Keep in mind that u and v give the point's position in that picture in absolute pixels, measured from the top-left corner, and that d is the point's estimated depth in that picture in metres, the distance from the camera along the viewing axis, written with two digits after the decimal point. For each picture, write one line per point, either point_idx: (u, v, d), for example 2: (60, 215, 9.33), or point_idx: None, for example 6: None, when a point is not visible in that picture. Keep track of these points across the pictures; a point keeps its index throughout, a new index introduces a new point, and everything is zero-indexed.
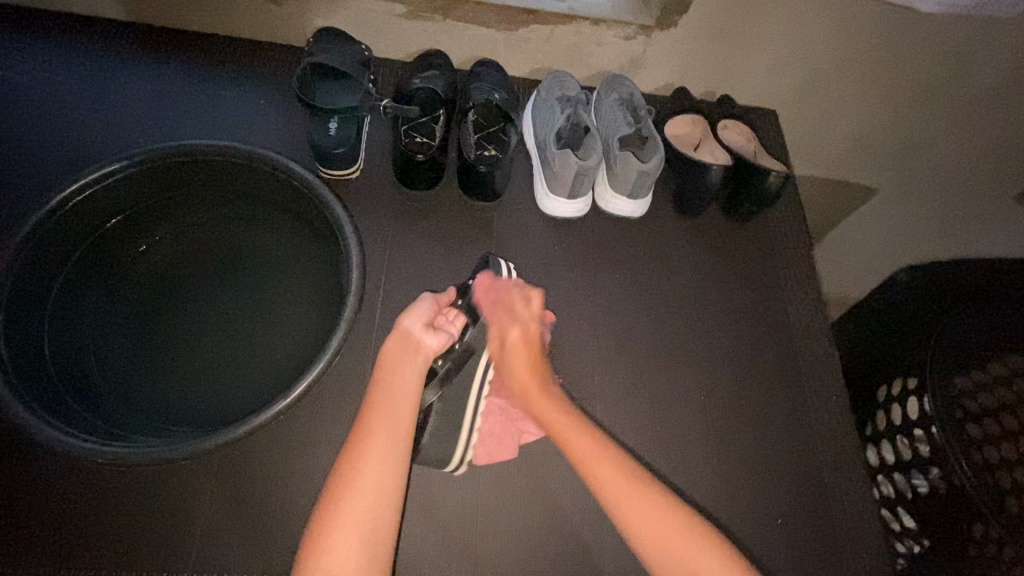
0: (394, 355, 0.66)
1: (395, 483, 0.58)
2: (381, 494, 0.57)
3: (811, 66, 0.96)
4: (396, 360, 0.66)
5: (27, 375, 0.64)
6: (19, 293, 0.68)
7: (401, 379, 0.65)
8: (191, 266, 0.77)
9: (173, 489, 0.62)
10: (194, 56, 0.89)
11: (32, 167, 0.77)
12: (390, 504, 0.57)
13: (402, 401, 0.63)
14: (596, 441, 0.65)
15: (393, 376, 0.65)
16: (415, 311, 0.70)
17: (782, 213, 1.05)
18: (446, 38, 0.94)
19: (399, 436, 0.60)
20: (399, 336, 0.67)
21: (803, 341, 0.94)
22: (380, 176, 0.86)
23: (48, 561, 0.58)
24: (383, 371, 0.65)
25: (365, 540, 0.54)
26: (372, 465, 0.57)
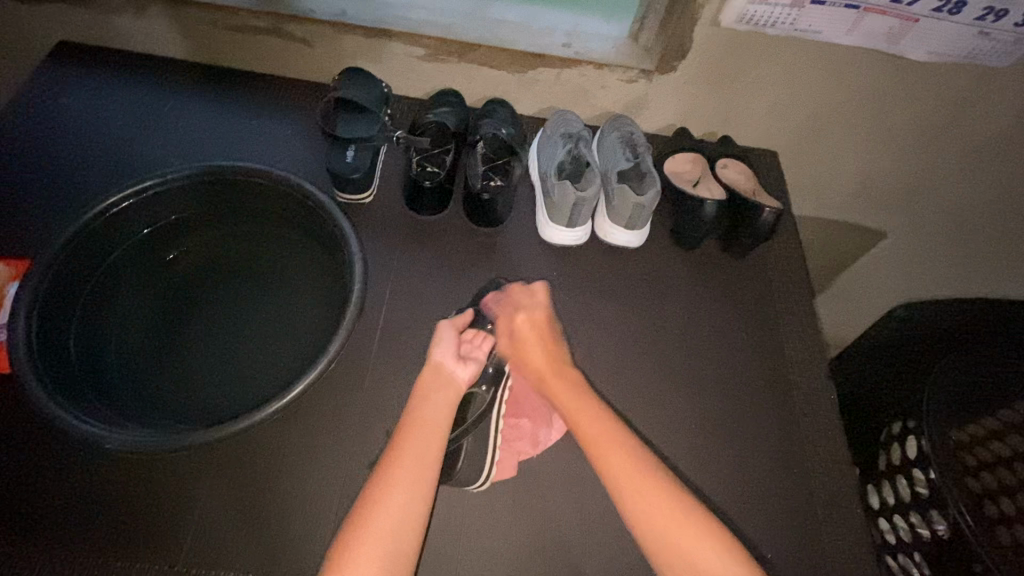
0: (428, 385, 0.74)
1: (415, 502, 0.63)
2: (401, 514, 0.62)
3: (807, 110, 1.05)
4: (430, 391, 0.73)
5: (53, 365, 0.71)
6: (55, 291, 0.75)
7: (430, 411, 0.71)
8: (211, 274, 0.85)
9: (169, 479, 0.68)
10: (231, 92, 1.01)
11: (88, 181, 0.89)
12: (410, 521, 0.62)
13: (426, 430, 0.69)
14: (590, 437, 0.72)
15: (428, 404, 0.72)
16: (444, 344, 0.78)
17: (787, 247, 1.01)
18: (462, 79, 1.05)
19: (426, 465, 0.66)
20: (434, 369, 0.76)
21: (804, 378, 0.90)
22: (396, 202, 0.96)
23: (53, 536, 0.64)
24: (421, 397, 0.72)
25: (387, 547, 0.60)
26: (399, 487, 0.63)
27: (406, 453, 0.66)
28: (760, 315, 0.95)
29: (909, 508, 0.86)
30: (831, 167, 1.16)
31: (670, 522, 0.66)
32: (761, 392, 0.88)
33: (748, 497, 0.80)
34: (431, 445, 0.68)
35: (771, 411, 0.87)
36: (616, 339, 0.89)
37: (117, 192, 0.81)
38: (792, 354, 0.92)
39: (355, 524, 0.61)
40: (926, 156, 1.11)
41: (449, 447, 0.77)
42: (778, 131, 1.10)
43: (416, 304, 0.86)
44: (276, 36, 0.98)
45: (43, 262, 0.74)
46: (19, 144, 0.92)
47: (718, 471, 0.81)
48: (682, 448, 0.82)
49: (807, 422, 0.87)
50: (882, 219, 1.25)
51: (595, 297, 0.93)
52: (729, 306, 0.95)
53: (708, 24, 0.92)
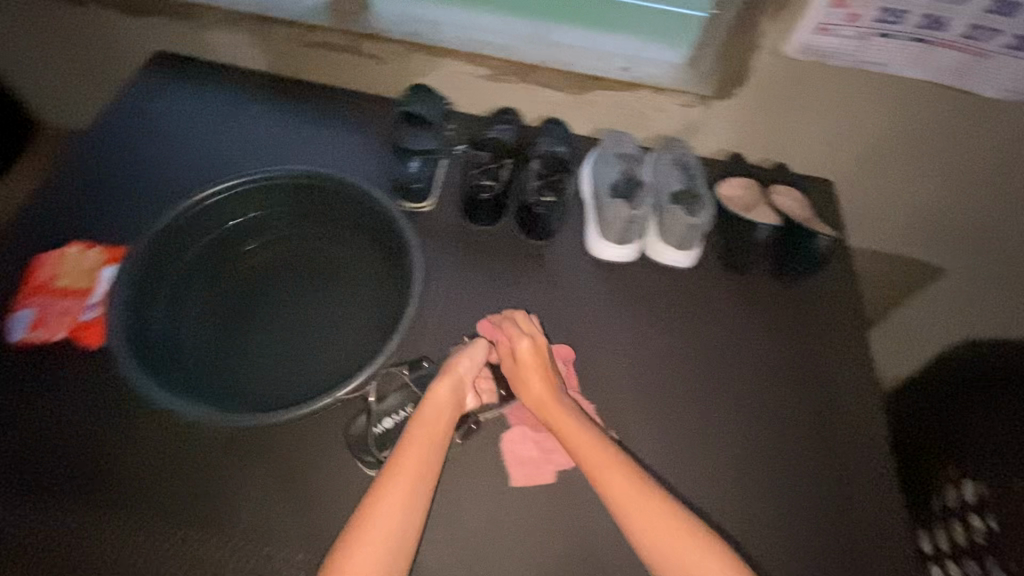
0: (433, 407, 0.75)
1: (411, 518, 0.67)
2: (396, 528, 0.66)
3: (865, 142, 1.05)
4: (432, 412, 0.74)
5: (137, 342, 0.78)
6: (145, 275, 0.83)
7: (429, 432, 0.73)
8: (279, 270, 0.90)
9: (234, 456, 0.73)
10: (306, 101, 1.08)
11: (177, 178, 0.98)
12: (406, 536, 0.66)
13: (418, 448, 0.71)
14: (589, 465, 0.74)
15: (428, 425, 0.74)
16: (454, 367, 0.79)
17: (841, 277, 1.00)
18: (521, 98, 1.10)
19: (418, 484, 0.69)
20: (441, 392, 0.76)
21: (853, 411, 0.88)
22: (451, 211, 1.00)
23: (130, 498, 0.70)
24: (423, 417, 0.74)
25: (383, 557, 0.64)
26: (395, 504, 0.66)
27: (395, 475, 0.69)
28: (808, 344, 0.93)
29: (963, 552, 0.82)
30: (886, 200, 1.14)
31: (668, 542, 0.68)
32: (806, 421, 0.87)
33: (785, 527, 0.79)
34: (423, 465, 0.70)
35: (814, 442, 0.85)
36: (659, 357, 0.90)
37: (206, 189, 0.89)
38: (841, 386, 0.90)
39: (354, 534, 0.65)
40: (989, 194, 1.08)
41: (490, 450, 0.79)
42: (833, 161, 1.09)
43: (466, 310, 0.89)
44: (352, 53, 1.06)
45: (138, 248, 0.82)
46: (118, 142, 1.01)
47: (757, 498, 0.80)
48: (720, 471, 0.81)
49: (852, 456, 0.85)
50: (938, 256, 1.21)
51: (639, 314, 0.94)
52: (775, 333, 0.94)
53: (767, 54, 0.94)
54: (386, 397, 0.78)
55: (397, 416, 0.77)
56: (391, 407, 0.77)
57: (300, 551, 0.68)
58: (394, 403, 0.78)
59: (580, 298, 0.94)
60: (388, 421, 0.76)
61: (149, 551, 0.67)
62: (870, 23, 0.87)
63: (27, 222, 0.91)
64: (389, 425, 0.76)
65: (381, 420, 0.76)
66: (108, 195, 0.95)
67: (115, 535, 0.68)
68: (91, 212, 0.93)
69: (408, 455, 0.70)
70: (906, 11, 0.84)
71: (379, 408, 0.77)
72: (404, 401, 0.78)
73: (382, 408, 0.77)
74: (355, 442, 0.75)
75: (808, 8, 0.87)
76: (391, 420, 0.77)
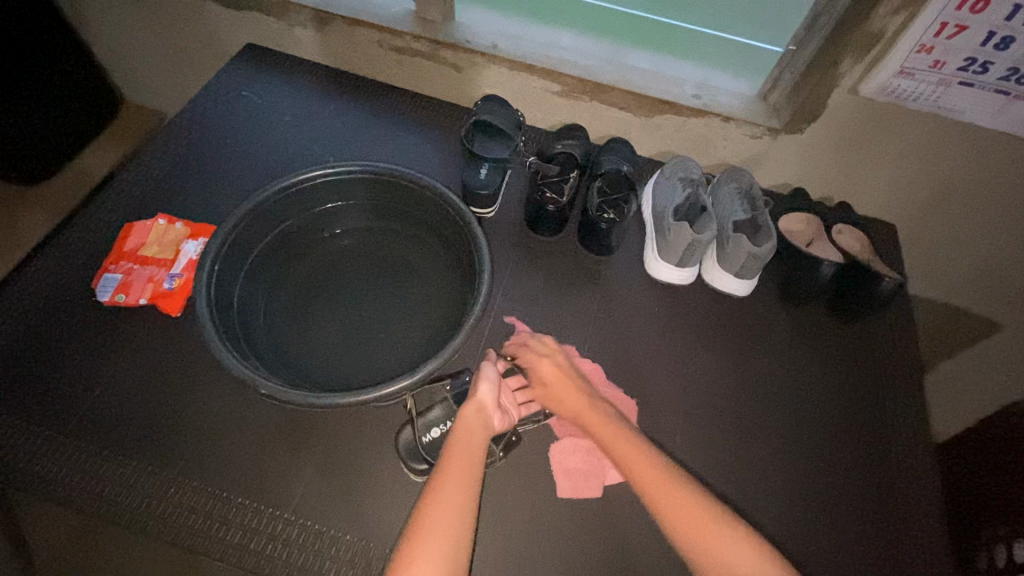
0: (469, 421, 0.73)
1: (466, 528, 0.62)
2: (452, 534, 0.61)
3: (935, 188, 1.04)
4: (469, 426, 0.72)
5: (221, 312, 0.81)
6: (232, 248, 0.86)
7: (469, 445, 0.70)
8: (354, 261, 0.94)
9: (300, 432, 0.78)
10: (384, 102, 1.13)
11: (260, 164, 1.03)
12: (463, 546, 0.61)
13: (464, 459, 0.68)
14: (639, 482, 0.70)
15: (468, 439, 0.71)
16: (489, 384, 0.77)
17: (899, 320, 0.99)
18: (589, 116, 1.12)
19: (470, 494, 0.65)
20: (477, 409, 0.74)
21: (904, 458, 0.87)
22: (514, 220, 1.02)
23: (198, 464, 0.76)
24: (461, 432, 0.71)
25: (443, 561, 0.58)
26: (449, 508, 0.62)
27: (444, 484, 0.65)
28: (863, 386, 0.92)
29: None
30: (952, 248, 1.12)
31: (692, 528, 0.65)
32: (857, 464, 0.85)
33: (826, 568, 0.77)
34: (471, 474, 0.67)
35: (862, 486, 0.84)
36: (709, 382, 0.90)
37: (298, 173, 0.92)
38: (893, 431, 0.89)
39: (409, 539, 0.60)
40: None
41: (538, 457, 0.80)
42: (900, 203, 1.08)
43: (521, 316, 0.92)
44: (432, 59, 1.10)
45: (231, 221, 0.86)
46: (208, 126, 1.08)
47: (800, 534, 0.79)
48: (765, 503, 0.81)
49: (901, 507, 0.83)
50: (1003, 312, 1.17)
51: (693, 338, 0.94)
52: (829, 371, 0.93)
53: (845, 92, 0.94)
54: (430, 408, 0.80)
55: (444, 427, 0.79)
56: (437, 418, 0.79)
57: (348, 532, 0.72)
58: (439, 414, 0.80)
59: (635, 316, 0.95)
60: (434, 430, 0.78)
61: (208, 518, 0.72)
62: (955, 71, 0.87)
63: (122, 193, 0.98)
64: (436, 434, 0.78)
65: (427, 430, 0.78)
66: (195, 175, 1.01)
67: (179, 499, 0.73)
68: (179, 190, 0.99)
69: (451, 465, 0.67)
70: (992, 62, 0.84)
71: (424, 419, 0.79)
72: (449, 412, 0.80)
73: (427, 420, 0.79)
74: (406, 454, 0.77)
75: (892, 51, 0.87)
76: (438, 430, 0.78)
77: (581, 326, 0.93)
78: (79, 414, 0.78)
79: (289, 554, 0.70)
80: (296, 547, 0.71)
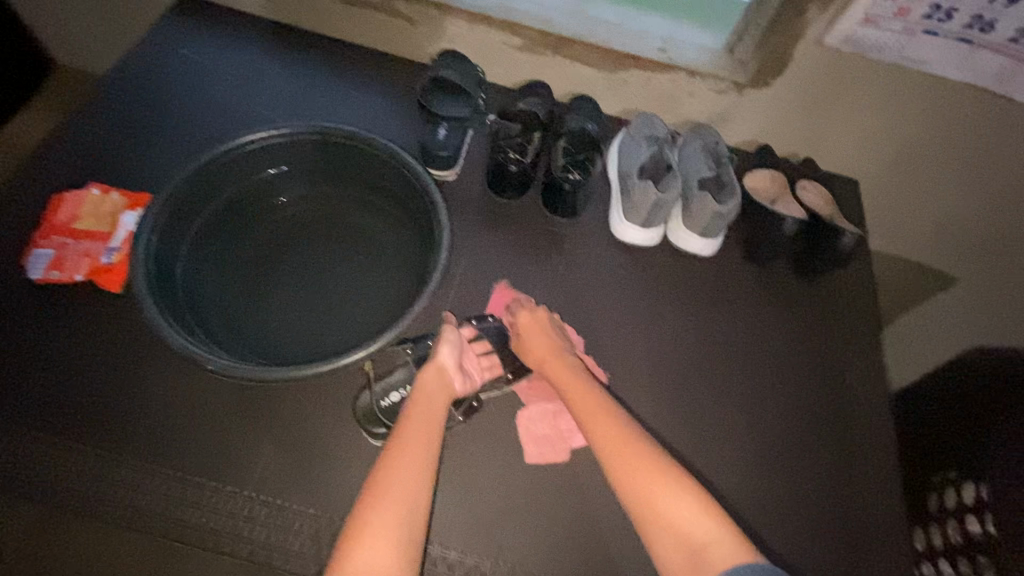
0: (428, 385, 0.72)
1: (424, 488, 0.62)
2: (409, 495, 0.61)
3: (897, 143, 1.04)
4: (428, 389, 0.72)
5: (161, 286, 0.77)
6: (172, 220, 0.82)
7: (428, 407, 0.70)
8: (306, 228, 0.89)
9: (253, 409, 0.75)
10: (335, 59, 1.06)
11: (200, 128, 0.96)
12: (421, 505, 0.61)
13: (421, 425, 0.67)
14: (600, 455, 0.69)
15: (425, 404, 0.70)
16: (450, 347, 0.76)
17: (859, 276, 1.00)
18: (552, 72, 1.07)
19: (427, 460, 0.65)
20: (437, 371, 0.73)
21: (861, 410, 0.89)
22: (476, 183, 0.99)
23: (145, 445, 0.72)
24: (420, 396, 0.71)
25: (400, 528, 0.59)
26: (406, 474, 0.62)
27: (402, 450, 0.64)
28: (823, 341, 0.94)
29: (956, 552, 0.83)
30: (912, 204, 1.13)
31: (646, 486, 0.65)
32: (815, 416, 0.87)
33: (787, 519, 0.80)
34: (430, 440, 0.66)
35: (821, 438, 0.86)
36: (675, 343, 0.90)
37: (240, 136, 0.87)
38: (852, 384, 0.91)
39: (366, 502, 0.60)
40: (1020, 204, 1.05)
41: (505, 423, 0.79)
42: (863, 159, 1.08)
43: (485, 283, 0.89)
44: (384, 12, 1.03)
45: (168, 190, 0.81)
46: (141, 86, 0.99)
47: (760, 486, 0.81)
48: (727, 458, 0.82)
49: (859, 456, 0.85)
50: (959, 265, 1.19)
51: (659, 299, 0.94)
52: (791, 328, 0.94)
53: (811, 43, 0.92)
54: (390, 372, 0.78)
55: (403, 391, 0.77)
56: (397, 382, 0.77)
57: (311, 505, 0.71)
58: (399, 378, 0.78)
59: (602, 279, 0.94)
60: (393, 395, 0.76)
61: (163, 499, 0.69)
62: (919, 19, 0.85)
63: (48, 161, 0.90)
64: (394, 399, 0.76)
65: (386, 394, 0.76)
66: (129, 140, 0.94)
67: (131, 481, 0.70)
68: (111, 157, 0.92)
69: (409, 431, 0.66)
70: (956, 9, 0.83)
71: (383, 383, 0.77)
72: (410, 376, 0.78)
73: (386, 384, 0.77)
74: (363, 418, 0.75)
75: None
76: (397, 395, 0.76)
77: (546, 291, 0.91)
78: (12, 400, 0.73)
79: (251, 531, 0.69)
80: (258, 524, 0.69)
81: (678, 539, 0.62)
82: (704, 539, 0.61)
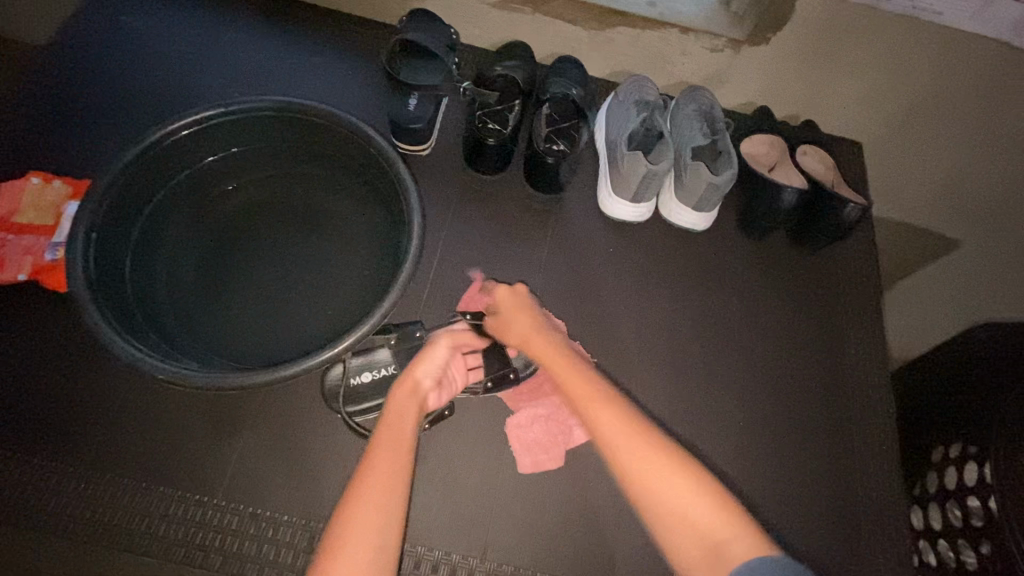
0: (400, 405, 0.66)
1: (392, 527, 0.56)
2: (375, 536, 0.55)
3: (904, 101, 0.96)
4: (399, 409, 0.65)
5: (106, 286, 0.71)
6: (114, 212, 0.75)
7: (399, 429, 0.63)
8: (264, 214, 0.83)
9: (217, 413, 0.70)
10: (292, 22, 0.96)
11: (146, 104, 0.88)
12: (390, 545, 0.55)
13: (389, 455, 0.61)
14: None
15: (396, 428, 0.63)
16: (430, 363, 0.69)
17: (860, 246, 0.95)
18: (532, 31, 0.98)
19: (395, 493, 0.59)
20: (411, 390, 0.67)
21: (861, 388, 0.86)
22: (453, 158, 0.91)
23: (102, 456, 0.67)
24: (391, 419, 0.64)
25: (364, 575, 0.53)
26: (370, 511, 0.56)
27: (368, 484, 0.58)
28: (822, 317, 0.89)
29: (956, 534, 0.81)
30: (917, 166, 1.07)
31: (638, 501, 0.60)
32: (814, 397, 0.84)
33: (784, 509, 0.77)
34: (399, 471, 0.60)
35: (819, 419, 0.83)
36: (668, 324, 0.86)
37: (184, 115, 0.79)
38: (852, 361, 0.87)
39: (325, 557, 0.53)
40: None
41: (490, 418, 0.75)
42: (867, 119, 1.01)
43: (464, 267, 0.84)
44: None
45: (107, 179, 0.74)
46: (80, 60, 0.90)
47: (756, 471, 0.78)
48: (722, 444, 0.79)
49: (859, 439, 0.82)
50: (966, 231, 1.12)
51: (650, 279, 0.88)
52: (789, 304, 0.89)
53: None
54: (371, 350, 0.73)
55: (378, 372, 0.73)
56: (375, 361, 0.73)
57: (285, 512, 0.67)
58: (379, 358, 0.73)
59: (589, 259, 0.88)
60: (366, 375, 0.72)
61: (128, 512, 0.65)
62: None
63: None
64: (366, 379, 0.72)
65: (359, 372, 0.72)
66: (67, 121, 0.85)
67: (92, 495, 0.66)
68: (48, 140, 0.83)
69: (376, 463, 0.60)
70: None
71: (360, 359, 0.73)
72: (390, 358, 0.73)
73: (363, 361, 0.72)
74: (329, 392, 0.71)
75: None
76: (370, 375, 0.72)
77: (531, 274, 0.86)
78: None
79: (223, 542, 0.65)
80: (230, 535, 0.65)
81: (690, 530, 0.56)
82: (725, 537, 0.55)
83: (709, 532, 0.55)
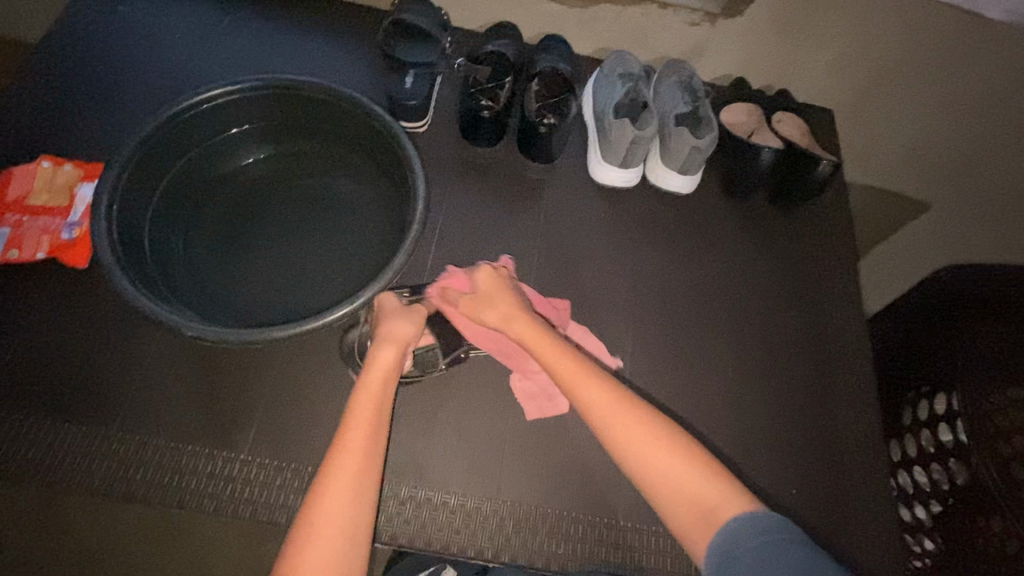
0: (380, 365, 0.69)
1: (377, 462, 0.61)
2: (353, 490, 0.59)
3: (869, 68, 1.02)
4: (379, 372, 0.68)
5: (129, 256, 0.74)
6: (132, 187, 0.78)
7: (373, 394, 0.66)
8: (275, 189, 0.86)
9: (240, 373, 0.75)
10: (288, 8, 1.00)
11: (151, 89, 0.91)
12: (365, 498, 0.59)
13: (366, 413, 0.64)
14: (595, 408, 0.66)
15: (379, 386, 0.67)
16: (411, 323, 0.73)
17: (834, 204, 1.01)
18: (520, 12, 1.03)
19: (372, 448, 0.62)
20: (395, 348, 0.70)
21: (839, 334, 0.92)
22: (449, 133, 0.96)
23: (132, 416, 0.71)
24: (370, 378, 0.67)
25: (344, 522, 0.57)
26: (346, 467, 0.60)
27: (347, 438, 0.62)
28: (801, 272, 0.95)
29: (929, 458, 0.89)
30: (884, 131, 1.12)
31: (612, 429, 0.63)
32: (795, 344, 0.90)
33: (771, 446, 0.83)
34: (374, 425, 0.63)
35: (800, 364, 0.89)
36: (657, 282, 0.91)
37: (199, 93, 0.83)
38: (829, 310, 0.93)
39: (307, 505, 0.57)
40: (1006, 117, 1.02)
41: (497, 372, 0.80)
42: (838, 87, 1.07)
43: (465, 233, 0.89)
44: None
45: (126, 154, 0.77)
46: (86, 51, 0.93)
47: (744, 412, 0.84)
48: (711, 390, 0.85)
49: (837, 380, 0.89)
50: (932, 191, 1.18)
51: (641, 240, 0.94)
52: (770, 260, 0.95)
53: None
54: None
55: None
56: None
57: (309, 463, 0.71)
58: None
59: (582, 223, 0.93)
60: None
61: (159, 468, 0.69)
62: None
63: None
64: None
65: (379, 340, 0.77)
66: (75, 107, 0.88)
67: (124, 455, 0.69)
68: (58, 126, 0.86)
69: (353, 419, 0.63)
70: None
71: None
72: None
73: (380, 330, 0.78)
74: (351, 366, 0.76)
75: None
76: None
77: (527, 241, 0.90)
78: None
79: (252, 492, 0.69)
80: (257, 484, 0.69)
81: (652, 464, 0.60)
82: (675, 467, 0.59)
83: (690, 495, 0.60)
